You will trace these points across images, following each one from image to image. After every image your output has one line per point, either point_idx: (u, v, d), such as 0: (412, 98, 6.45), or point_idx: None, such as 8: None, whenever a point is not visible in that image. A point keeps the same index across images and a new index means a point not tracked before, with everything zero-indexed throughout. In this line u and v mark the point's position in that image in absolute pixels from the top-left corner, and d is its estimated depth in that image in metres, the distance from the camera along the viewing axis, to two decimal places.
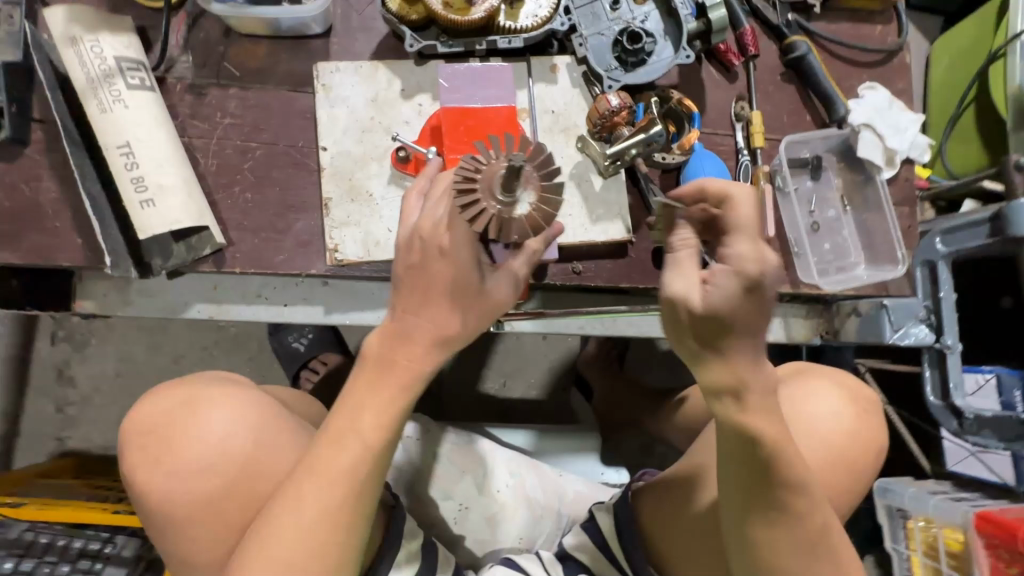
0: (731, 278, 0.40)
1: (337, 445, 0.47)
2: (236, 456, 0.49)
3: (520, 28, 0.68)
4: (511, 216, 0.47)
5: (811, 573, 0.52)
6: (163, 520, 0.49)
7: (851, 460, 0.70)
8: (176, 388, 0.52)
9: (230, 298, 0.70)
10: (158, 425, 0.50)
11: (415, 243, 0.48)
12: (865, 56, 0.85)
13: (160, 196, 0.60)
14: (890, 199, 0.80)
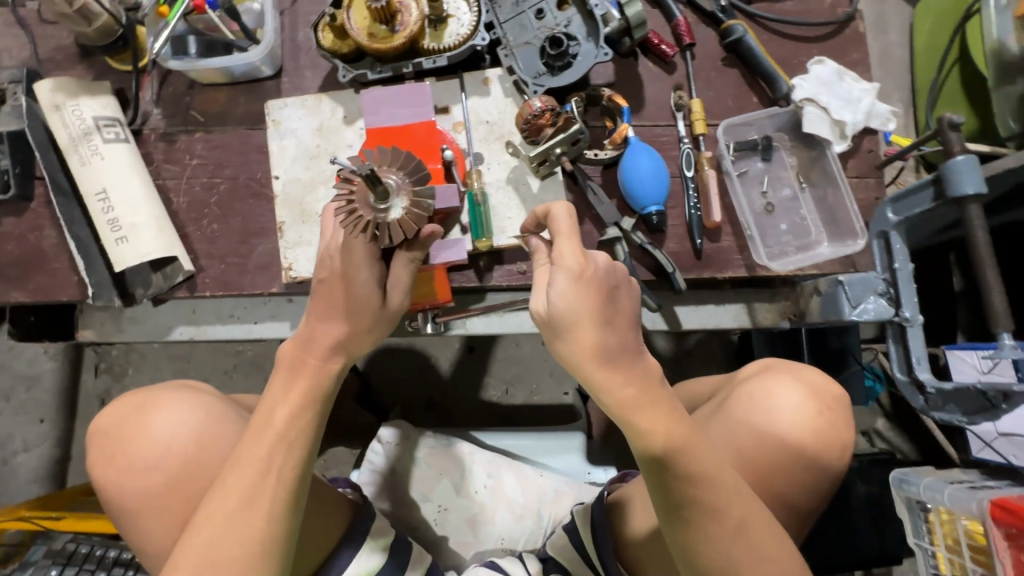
0: (566, 277, 0.51)
1: (259, 438, 0.53)
2: (179, 453, 0.55)
3: (443, 48, 0.73)
4: (386, 219, 0.53)
5: (715, 551, 0.53)
6: (120, 510, 0.56)
7: (823, 455, 0.60)
8: (131, 395, 0.58)
9: (207, 319, 0.77)
10: (114, 427, 0.57)
11: (323, 259, 0.57)
12: (813, 30, 0.83)
13: (133, 233, 0.69)
14: (845, 172, 0.77)
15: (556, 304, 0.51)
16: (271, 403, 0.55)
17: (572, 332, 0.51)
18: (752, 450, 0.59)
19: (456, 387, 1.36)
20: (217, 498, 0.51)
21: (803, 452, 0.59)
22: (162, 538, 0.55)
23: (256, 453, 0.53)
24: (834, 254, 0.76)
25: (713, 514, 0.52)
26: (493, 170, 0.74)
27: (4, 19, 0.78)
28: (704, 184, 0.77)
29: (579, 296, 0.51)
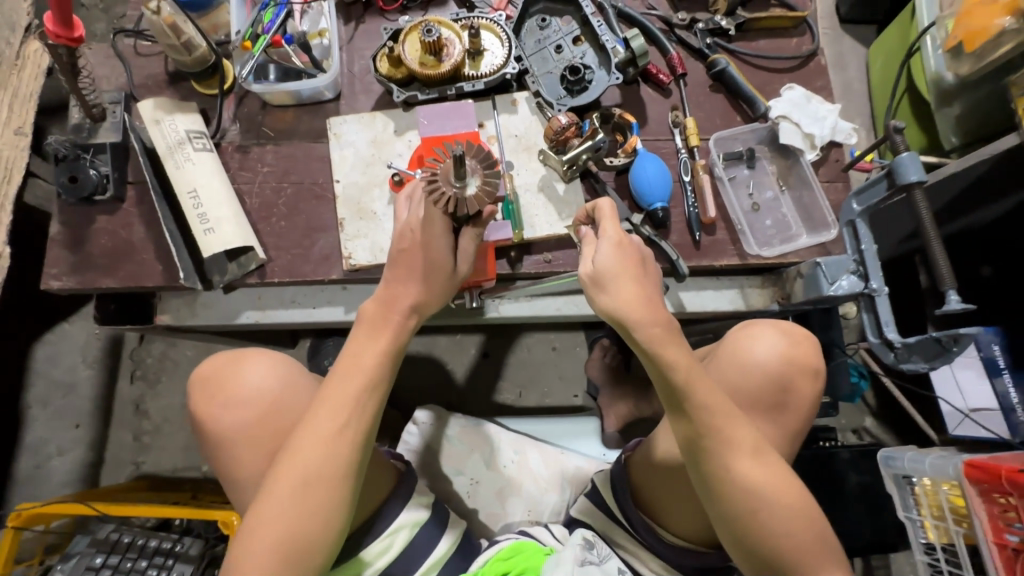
0: (609, 245, 0.66)
1: (349, 379, 0.64)
2: (267, 396, 0.68)
3: (479, 75, 0.87)
4: (463, 195, 0.63)
5: (718, 473, 0.63)
6: (217, 443, 0.68)
7: (807, 383, 0.69)
8: (218, 354, 0.72)
9: (271, 305, 0.88)
10: (211, 376, 0.70)
11: (404, 233, 0.68)
12: (782, 63, 1.00)
13: (218, 225, 0.80)
14: (817, 177, 0.92)
15: (601, 264, 0.66)
16: (355, 353, 0.66)
17: (613, 286, 0.65)
18: (739, 386, 0.68)
19: (474, 391, 1.45)
20: (312, 427, 0.61)
21: (787, 382, 0.67)
22: (253, 463, 0.68)
23: (344, 389, 0.63)
24: (812, 243, 0.89)
25: (727, 443, 0.63)
26: (522, 175, 0.88)
27: (105, 52, 0.92)
28: (699, 187, 0.91)
29: (618, 259, 0.66)
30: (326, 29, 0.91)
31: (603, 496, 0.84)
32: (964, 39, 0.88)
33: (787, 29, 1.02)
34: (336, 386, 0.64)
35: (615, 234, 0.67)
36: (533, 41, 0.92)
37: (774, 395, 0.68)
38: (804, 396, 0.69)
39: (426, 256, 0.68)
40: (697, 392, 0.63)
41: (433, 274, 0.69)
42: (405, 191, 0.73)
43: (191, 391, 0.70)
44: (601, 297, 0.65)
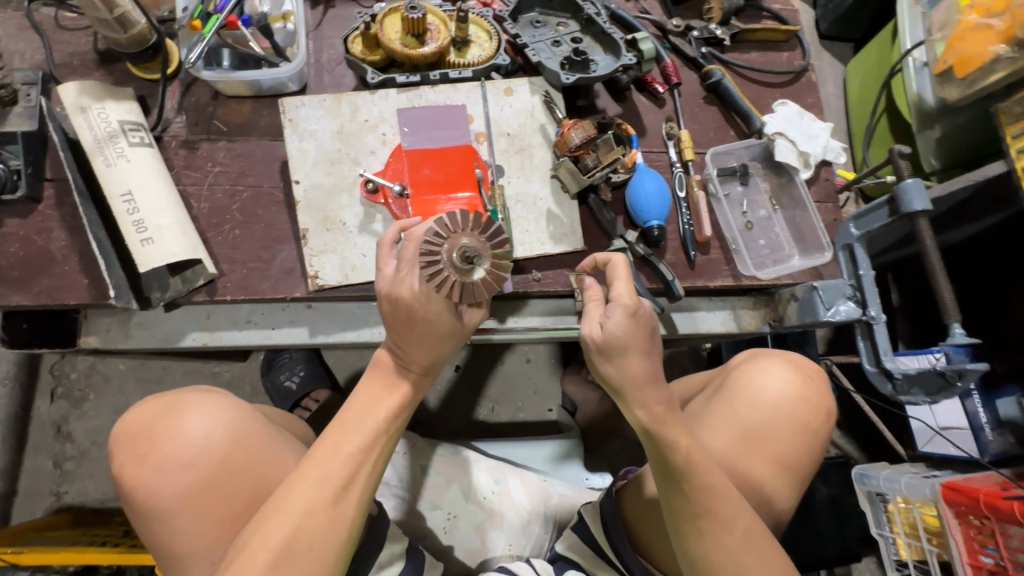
0: (619, 318, 0.57)
1: (337, 434, 0.56)
2: (216, 450, 0.59)
3: (467, 63, 0.82)
4: (469, 282, 0.54)
5: (716, 539, 0.57)
6: (151, 512, 0.58)
7: (816, 423, 0.68)
8: (152, 402, 0.63)
9: (222, 325, 0.77)
10: (141, 431, 0.60)
11: (390, 302, 0.57)
12: (775, 78, 0.97)
13: (159, 234, 0.69)
14: (811, 197, 0.91)
15: (611, 331, 0.57)
16: (365, 403, 0.58)
17: (616, 368, 0.58)
18: (754, 428, 0.66)
19: (444, 408, 1.37)
20: (294, 490, 0.53)
21: (795, 420, 0.67)
22: (202, 532, 0.58)
23: (352, 439, 0.56)
24: (805, 265, 0.88)
25: (719, 521, 0.57)
26: (513, 183, 0.80)
27: (17, 23, 0.78)
28: (694, 204, 0.87)
29: (629, 339, 0.58)
30: (291, 13, 0.80)
31: (594, 536, 0.77)
32: (955, 63, 0.88)
33: (779, 42, 0.99)
34: (346, 436, 0.56)
35: (632, 300, 0.58)
36: (529, 37, 0.83)
37: (785, 435, 0.66)
38: (813, 442, 0.68)
39: (416, 332, 0.57)
40: (699, 472, 0.56)
41: (425, 340, 0.58)
42: (389, 236, 0.60)
43: (119, 450, 0.60)
44: (603, 368, 0.59)
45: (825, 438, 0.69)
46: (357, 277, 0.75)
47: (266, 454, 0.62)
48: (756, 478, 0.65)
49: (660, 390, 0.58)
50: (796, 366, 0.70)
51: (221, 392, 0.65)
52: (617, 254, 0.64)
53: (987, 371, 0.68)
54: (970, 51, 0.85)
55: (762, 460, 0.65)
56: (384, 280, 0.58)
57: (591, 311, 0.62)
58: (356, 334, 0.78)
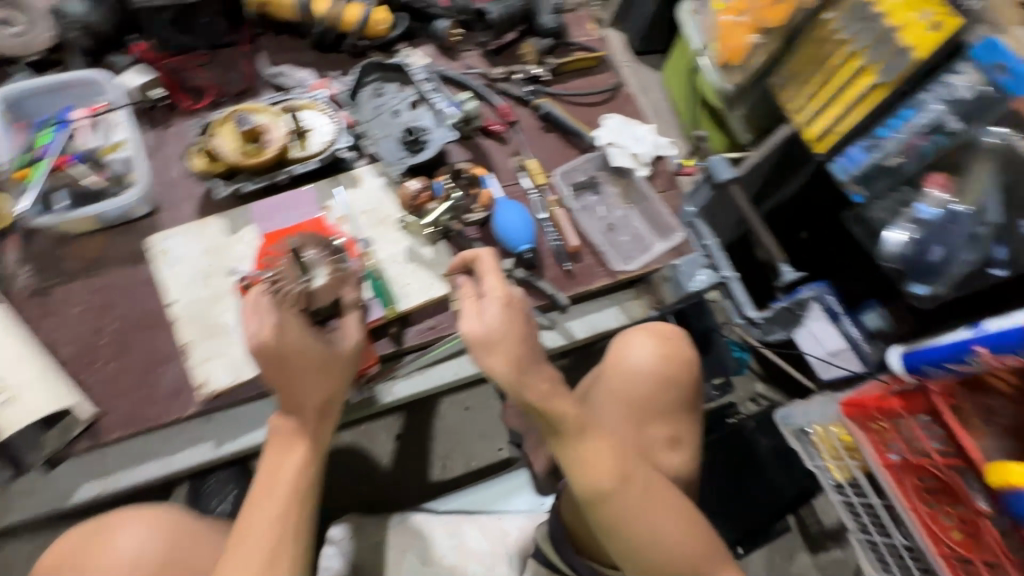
0: (498, 311, 0.63)
1: (258, 504, 0.60)
2: (152, 559, 0.66)
3: (310, 154, 0.86)
4: (312, 289, 0.67)
5: (611, 497, 0.62)
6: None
7: (684, 374, 0.73)
8: (88, 528, 0.69)
9: (113, 467, 0.71)
10: (77, 557, 0.66)
11: (262, 349, 0.60)
12: (597, 96, 1.10)
13: (16, 391, 0.65)
14: (652, 189, 1.01)
15: (489, 326, 0.62)
16: (275, 466, 0.62)
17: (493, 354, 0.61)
18: (631, 394, 0.72)
19: (395, 480, 1.34)
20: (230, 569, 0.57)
21: (671, 379, 0.73)
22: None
23: (278, 493, 0.61)
24: (666, 247, 0.96)
25: (609, 481, 0.62)
26: (383, 249, 0.85)
27: None
28: (558, 221, 0.95)
29: (503, 328, 0.62)
30: (122, 141, 0.82)
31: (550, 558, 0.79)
32: (727, 55, 1.06)
33: (594, 68, 1.13)
34: (268, 500, 0.61)
35: (500, 291, 0.65)
36: (370, 108, 0.94)
37: (659, 391, 0.72)
38: (684, 393, 0.73)
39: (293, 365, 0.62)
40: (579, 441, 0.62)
41: (301, 373, 0.62)
42: (253, 290, 0.64)
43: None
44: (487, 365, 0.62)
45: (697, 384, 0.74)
46: (246, 372, 0.74)
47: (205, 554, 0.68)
48: (644, 439, 0.71)
49: (537, 378, 0.62)
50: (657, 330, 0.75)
51: (159, 506, 0.72)
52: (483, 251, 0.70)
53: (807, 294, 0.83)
54: (733, 45, 1.03)
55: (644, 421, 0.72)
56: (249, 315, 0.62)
57: (466, 306, 0.65)
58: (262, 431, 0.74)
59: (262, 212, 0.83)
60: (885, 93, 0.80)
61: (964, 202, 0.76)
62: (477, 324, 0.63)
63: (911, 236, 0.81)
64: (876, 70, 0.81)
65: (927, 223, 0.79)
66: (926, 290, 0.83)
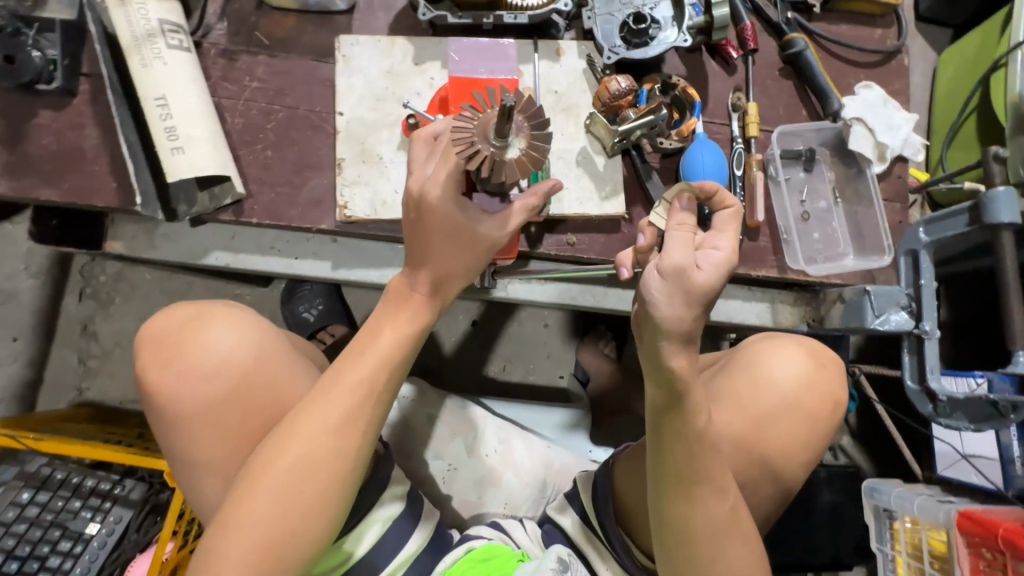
0: (701, 278, 0.49)
1: (358, 357, 0.58)
2: (241, 368, 0.59)
3: (526, 6, 0.73)
4: (503, 158, 0.46)
5: (694, 514, 0.57)
6: (177, 420, 0.58)
7: (822, 411, 0.68)
8: (182, 309, 0.63)
9: (246, 248, 0.76)
10: (172, 334, 0.60)
11: (412, 203, 0.55)
12: (863, 56, 0.88)
13: (190, 145, 0.66)
14: (879, 194, 0.83)
15: (703, 272, 0.50)
16: (374, 325, 0.59)
17: (664, 311, 0.50)
18: (758, 404, 0.66)
19: (454, 360, 1.36)
20: (316, 406, 0.56)
21: (803, 406, 0.67)
22: (223, 440, 0.59)
23: (382, 346, 0.58)
24: (859, 267, 0.81)
25: (707, 493, 0.57)
26: (556, 139, 0.76)
27: None
28: (751, 184, 0.80)
29: (688, 288, 0.49)
30: None
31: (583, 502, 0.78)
32: None
33: (874, 17, 0.89)
34: (352, 363, 0.58)
35: (729, 255, 0.51)
36: None
37: (787, 414, 0.66)
38: (815, 432, 0.68)
39: (428, 216, 0.55)
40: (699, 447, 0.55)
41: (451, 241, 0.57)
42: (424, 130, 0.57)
43: (148, 348, 0.60)
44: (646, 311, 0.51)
45: (831, 429, 0.69)
46: (386, 213, 0.72)
47: (284, 378, 0.61)
48: (745, 455, 0.65)
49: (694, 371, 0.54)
50: (809, 351, 0.69)
51: (244, 308, 0.64)
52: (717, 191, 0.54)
53: None
54: None
55: (758, 443, 0.65)
56: (419, 178, 0.55)
57: (678, 241, 0.50)
58: (378, 273, 0.77)
59: (456, 51, 0.74)
60: None
61: None
62: (667, 280, 0.49)
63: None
64: None
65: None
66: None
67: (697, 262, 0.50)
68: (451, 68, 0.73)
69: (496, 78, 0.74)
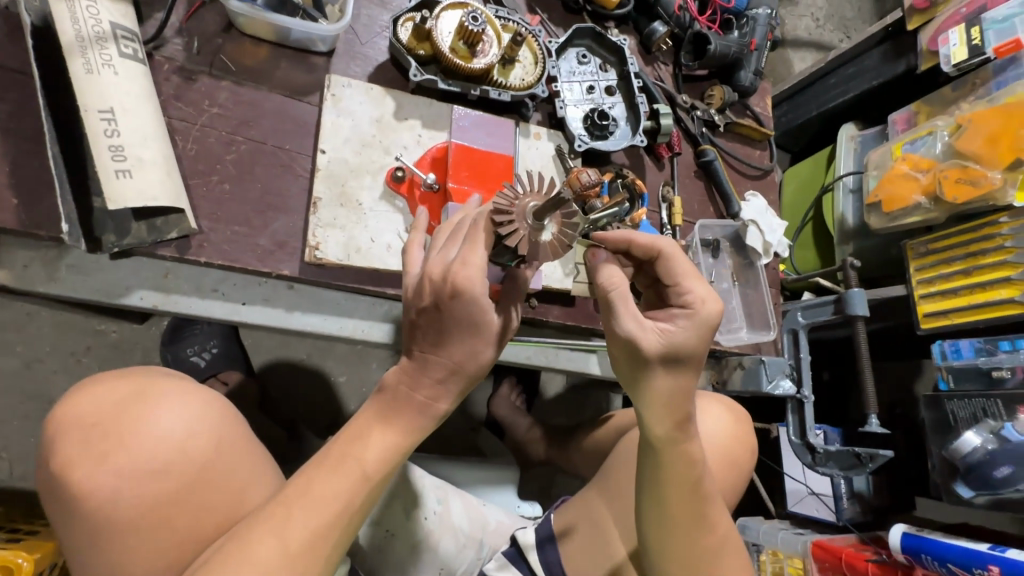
0: (714, 313, 0.59)
1: (341, 467, 0.47)
2: (195, 458, 0.49)
3: (508, 85, 0.79)
4: (540, 240, 0.51)
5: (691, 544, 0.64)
6: (96, 533, 0.46)
7: (741, 454, 0.79)
8: (124, 379, 0.51)
9: (180, 288, 0.66)
10: (103, 417, 0.48)
11: (434, 284, 0.49)
12: (750, 170, 1.11)
13: (139, 169, 0.57)
14: (765, 281, 1.02)
15: (677, 339, 0.57)
16: (355, 433, 0.49)
17: (687, 360, 0.57)
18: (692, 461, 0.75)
19: None
20: (281, 525, 0.45)
21: (731, 455, 0.77)
22: (154, 559, 0.46)
23: (370, 455, 0.48)
24: (751, 339, 0.96)
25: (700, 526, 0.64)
26: None
27: None
28: None
29: (708, 327, 0.58)
30: None
31: (520, 553, 0.82)
32: (883, 200, 1.05)
33: (756, 141, 1.14)
34: (332, 470, 0.47)
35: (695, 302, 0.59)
36: (572, 74, 0.89)
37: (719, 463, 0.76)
38: (739, 471, 0.79)
39: (459, 304, 0.47)
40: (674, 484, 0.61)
41: (462, 329, 0.49)
42: (416, 234, 0.60)
43: (70, 436, 0.47)
44: (657, 378, 0.58)
45: (750, 467, 0.81)
46: (360, 260, 0.69)
47: (240, 478, 0.51)
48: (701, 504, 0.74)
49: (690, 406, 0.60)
50: (726, 409, 0.81)
51: (199, 382, 0.55)
52: (660, 238, 0.63)
53: (891, 457, 0.81)
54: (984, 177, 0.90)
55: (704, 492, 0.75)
56: (442, 261, 0.49)
57: (626, 307, 0.57)
58: (337, 323, 0.72)
59: (459, 119, 0.77)
60: (1018, 311, 0.87)
61: None
62: (682, 325, 0.58)
63: (985, 447, 0.81)
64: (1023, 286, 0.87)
65: (1007, 442, 0.80)
66: (971, 496, 0.83)
67: (695, 301, 0.59)
68: (452, 135, 0.75)
69: (494, 153, 0.76)
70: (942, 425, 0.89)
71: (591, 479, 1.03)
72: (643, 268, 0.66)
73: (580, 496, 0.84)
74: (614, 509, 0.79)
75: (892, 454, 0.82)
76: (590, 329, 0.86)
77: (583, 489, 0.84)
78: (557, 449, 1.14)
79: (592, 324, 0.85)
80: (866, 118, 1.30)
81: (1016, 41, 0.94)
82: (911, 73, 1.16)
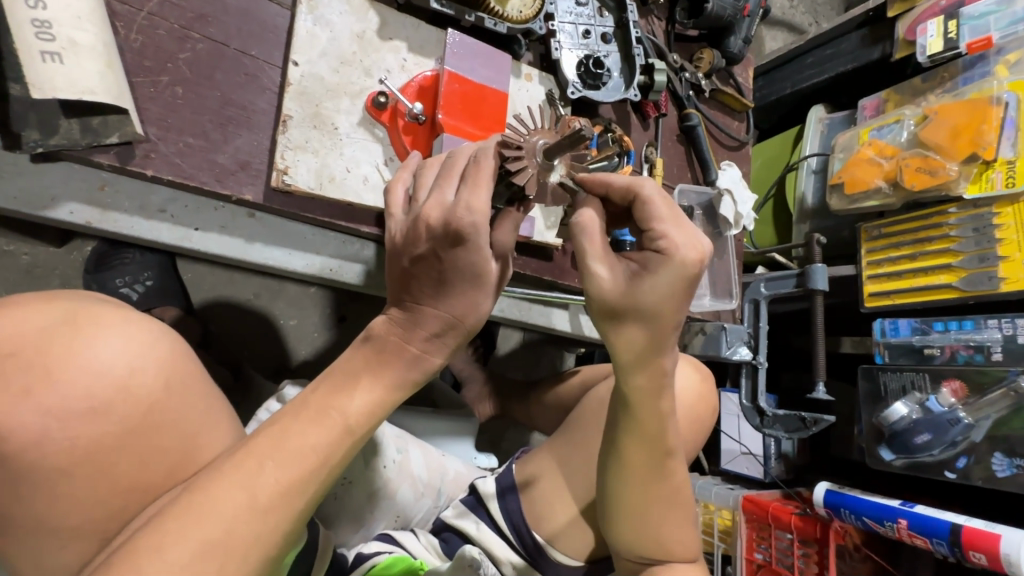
0: (692, 261, 0.50)
1: (319, 418, 0.42)
2: (140, 398, 0.42)
3: (505, 16, 0.73)
4: (548, 181, 0.53)
5: (657, 495, 0.64)
6: (19, 478, 0.40)
7: (704, 412, 0.82)
8: (50, 305, 0.44)
9: (120, 205, 0.58)
10: (25, 345, 0.41)
11: (431, 231, 0.45)
12: (727, 140, 1.11)
13: (72, 53, 0.47)
14: (734, 251, 1.00)
15: (645, 289, 0.50)
16: (337, 383, 0.44)
17: (654, 311, 0.51)
18: None
19: (310, 366, 1.17)
20: (245, 475, 0.39)
21: (694, 413, 0.80)
22: (94, 507, 0.41)
23: (351, 405, 0.43)
24: (714, 306, 0.97)
25: (668, 478, 0.64)
26: None
27: None
28: None
29: (684, 276, 0.50)
30: None
31: (480, 501, 0.82)
32: (847, 181, 1.09)
33: (736, 111, 1.13)
34: (309, 422, 0.42)
35: (673, 248, 0.50)
36: (569, 14, 0.83)
37: (684, 418, 0.78)
38: (700, 429, 0.82)
39: (462, 254, 0.44)
40: (649, 432, 0.61)
41: (459, 277, 0.45)
42: (402, 173, 0.53)
43: None
44: (623, 330, 0.53)
45: (709, 423, 0.84)
46: (333, 191, 0.62)
47: (193, 419, 0.46)
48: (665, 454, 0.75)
49: (665, 359, 0.56)
50: (694, 368, 0.84)
51: (142, 313, 0.47)
52: (644, 180, 0.53)
53: (833, 421, 0.88)
54: (936, 167, 0.96)
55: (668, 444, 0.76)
56: (441, 204, 0.45)
57: (591, 249, 0.52)
58: (302, 260, 0.67)
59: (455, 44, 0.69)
60: (954, 296, 0.94)
61: (972, 417, 0.90)
62: (653, 275, 0.50)
63: (910, 416, 0.93)
64: (961, 274, 0.94)
65: (930, 413, 0.92)
66: (891, 458, 0.96)
67: (671, 247, 0.50)
68: (446, 62, 0.68)
69: (488, 88, 0.70)
70: (874, 395, 1.00)
71: (549, 432, 1.04)
72: (629, 215, 0.57)
73: (544, 447, 0.84)
74: (573, 464, 0.79)
75: (834, 419, 0.89)
76: (565, 286, 0.84)
77: (548, 440, 0.85)
78: (513, 405, 1.13)
79: (568, 281, 0.83)
80: (836, 102, 1.33)
81: (988, 39, 0.98)
82: (885, 61, 1.19)
